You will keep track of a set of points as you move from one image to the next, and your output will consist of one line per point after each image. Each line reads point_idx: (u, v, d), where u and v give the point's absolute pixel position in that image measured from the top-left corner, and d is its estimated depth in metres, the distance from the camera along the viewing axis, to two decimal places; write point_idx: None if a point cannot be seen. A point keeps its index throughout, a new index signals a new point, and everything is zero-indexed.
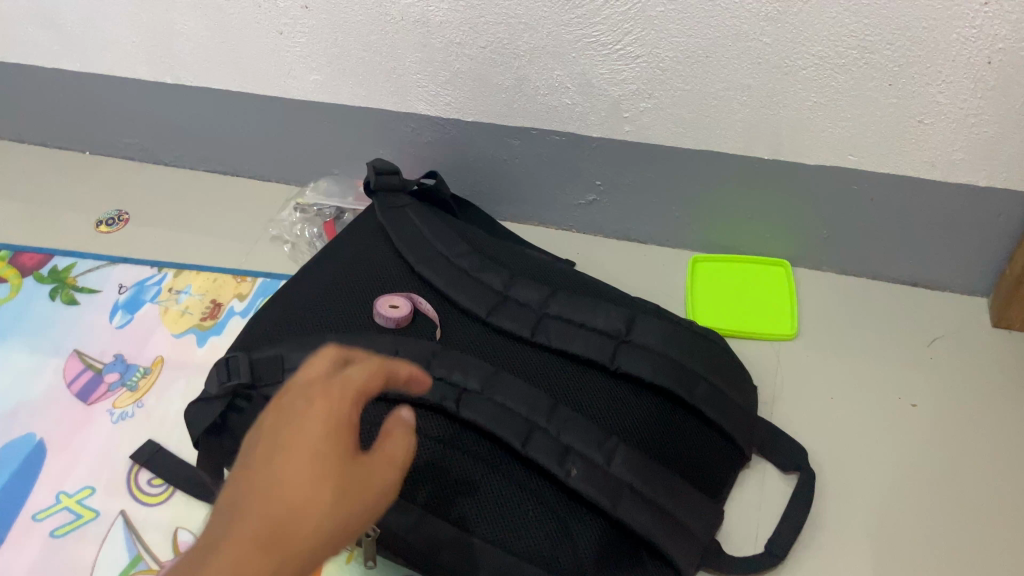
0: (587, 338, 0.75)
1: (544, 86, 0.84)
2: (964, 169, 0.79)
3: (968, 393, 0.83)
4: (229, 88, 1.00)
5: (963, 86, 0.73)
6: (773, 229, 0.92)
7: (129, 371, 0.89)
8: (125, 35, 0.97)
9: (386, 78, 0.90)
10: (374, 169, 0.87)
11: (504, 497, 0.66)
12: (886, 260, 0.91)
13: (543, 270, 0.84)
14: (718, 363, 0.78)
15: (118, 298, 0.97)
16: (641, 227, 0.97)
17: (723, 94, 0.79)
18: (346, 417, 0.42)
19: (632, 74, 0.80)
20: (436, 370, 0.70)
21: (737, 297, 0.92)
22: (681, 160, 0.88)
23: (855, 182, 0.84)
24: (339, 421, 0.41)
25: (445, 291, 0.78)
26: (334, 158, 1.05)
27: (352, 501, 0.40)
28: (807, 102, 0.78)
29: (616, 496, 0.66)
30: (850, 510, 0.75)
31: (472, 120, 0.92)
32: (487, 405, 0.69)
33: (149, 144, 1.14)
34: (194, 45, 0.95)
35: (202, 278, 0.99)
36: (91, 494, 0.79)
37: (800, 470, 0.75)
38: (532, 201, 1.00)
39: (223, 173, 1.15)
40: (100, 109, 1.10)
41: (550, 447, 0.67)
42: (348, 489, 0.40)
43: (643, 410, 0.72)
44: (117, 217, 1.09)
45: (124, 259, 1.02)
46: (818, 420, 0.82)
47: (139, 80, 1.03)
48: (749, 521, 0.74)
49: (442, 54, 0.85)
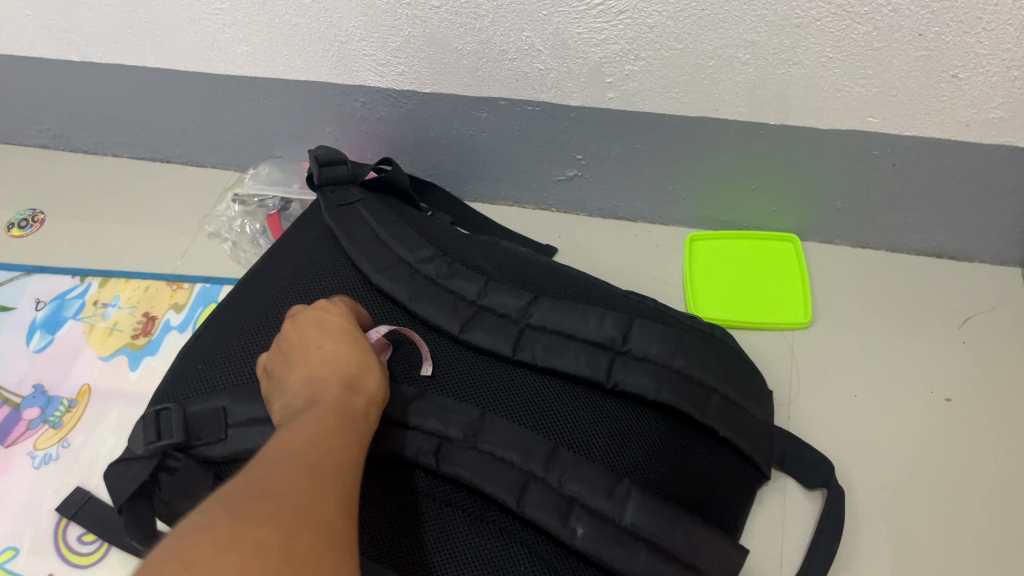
0: (577, 351, 0.65)
1: (512, 50, 0.72)
2: (1003, 128, 0.68)
3: (1011, 384, 0.73)
4: (147, 64, 0.86)
5: (1007, 34, 0.60)
6: (779, 202, 0.81)
7: (51, 405, 0.77)
8: (15, 8, 0.82)
9: (326, 47, 0.77)
10: (316, 161, 0.75)
11: (495, 565, 0.54)
12: (908, 229, 0.80)
13: (523, 269, 0.73)
14: (729, 369, 0.68)
15: (35, 317, 0.84)
16: (630, 204, 0.86)
17: (723, 52, 0.67)
18: (344, 387, 0.49)
19: (615, 33, 0.67)
20: (408, 418, 0.58)
21: (740, 281, 0.82)
22: (674, 130, 0.76)
23: (876, 146, 0.73)
24: (342, 389, 0.48)
25: (410, 306, 0.66)
26: (276, 139, 0.92)
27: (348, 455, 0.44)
28: (823, 58, 0.66)
29: (634, 556, 0.55)
30: (887, 530, 0.66)
31: (430, 91, 0.79)
32: (473, 454, 0.57)
33: (65, 130, 1.00)
34: (97, 16, 0.81)
35: (132, 287, 0.87)
36: (14, 556, 0.68)
37: (827, 487, 0.66)
38: (504, 178, 0.88)
39: (153, 159, 1.02)
40: (2, 93, 0.95)
41: (550, 502, 0.55)
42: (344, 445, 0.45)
43: (651, 436, 0.62)
44: (31, 216, 0.96)
45: (41, 268, 0.89)
46: (843, 421, 0.72)
47: (39, 58, 0.88)
48: (775, 548, 0.65)
49: (390, 17, 0.71)
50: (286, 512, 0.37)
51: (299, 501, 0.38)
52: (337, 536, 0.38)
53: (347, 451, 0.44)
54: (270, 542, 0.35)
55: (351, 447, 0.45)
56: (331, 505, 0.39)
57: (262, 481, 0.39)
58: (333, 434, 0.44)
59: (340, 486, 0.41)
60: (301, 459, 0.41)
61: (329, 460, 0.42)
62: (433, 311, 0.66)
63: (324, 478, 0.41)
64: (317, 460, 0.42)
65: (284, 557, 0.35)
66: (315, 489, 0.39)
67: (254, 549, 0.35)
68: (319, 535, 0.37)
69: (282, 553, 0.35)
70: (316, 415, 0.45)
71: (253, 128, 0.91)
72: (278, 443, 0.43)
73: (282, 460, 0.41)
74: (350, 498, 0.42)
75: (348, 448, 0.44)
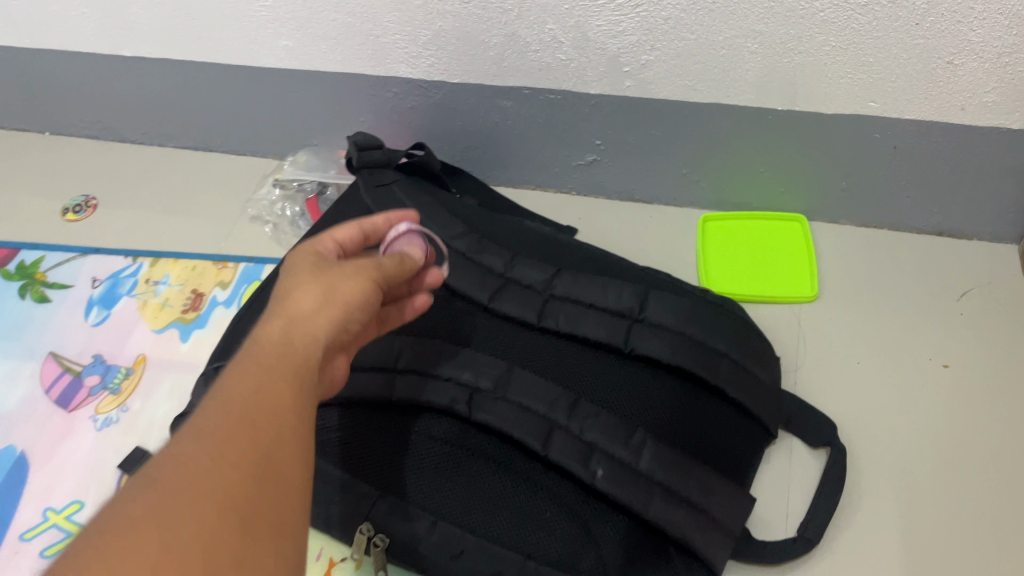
0: (597, 319, 0.70)
1: (536, 42, 0.77)
2: (996, 111, 0.72)
3: (1005, 351, 0.78)
4: (194, 59, 0.92)
5: (997, 23, 0.65)
6: (787, 183, 0.86)
7: (109, 373, 0.84)
8: (73, 7, 0.88)
9: (362, 41, 0.83)
10: (355, 144, 0.80)
11: (521, 502, 0.62)
12: (909, 209, 0.85)
13: (547, 245, 0.78)
14: (739, 337, 0.73)
15: (92, 293, 0.91)
16: (646, 186, 0.92)
17: (733, 42, 0.72)
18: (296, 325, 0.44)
19: (632, 25, 0.73)
20: (443, 371, 0.66)
21: (751, 258, 0.86)
22: (686, 116, 0.81)
23: (877, 130, 0.77)
24: (290, 326, 0.44)
25: (442, 278, 0.73)
26: (313, 128, 0.98)
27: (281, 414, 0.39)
28: (826, 47, 0.71)
29: (647, 496, 0.62)
30: (884, 486, 0.71)
31: (458, 81, 0.84)
32: (502, 404, 0.64)
33: (114, 122, 1.07)
34: (150, 14, 0.87)
35: (180, 267, 0.93)
36: (81, 508, 0.75)
37: (829, 446, 0.71)
38: (527, 163, 0.93)
39: (196, 149, 1.08)
40: (57, 87, 1.02)
41: (572, 447, 0.62)
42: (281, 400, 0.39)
43: (665, 396, 0.67)
44: (84, 202, 1.02)
45: (95, 249, 0.96)
46: (845, 386, 0.77)
47: (94, 54, 0.94)
48: (780, 502, 0.70)
49: (422, 12, 0.77)
50: (226, 479, 0.34)
51: (241, 462, 0.35)
52: (243, 537, 0.33)
53: (266, 429, 0.37)
54: (212, 514, 0.33)
55: (264, 432, 0.37)
56: (281, 447, 0.37)
57: (196, 447, 0.35)
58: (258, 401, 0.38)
59: (255, 466, 0.36)
60: (234, 414, 0.37)
61: (272, 402, 0.39)
62: (464, 283, 0.72)
63: (262, 423, 0.37)
64: (256, 410, 0.38)
65: (234, 522, 0.33)
66: (254, 442, 0.36)
67: (195, 526, 0.32)
68: (266, 487, 0.36)
69: (233, 518, 0.33)
70: (255, 356, 0.41)
71: (292, 117, 0.97)
72: (209, 395, 0.38)
73: (217, 416, 0.37)
74: (268, 486, 0.35)
75: (273, 417, 0.38)
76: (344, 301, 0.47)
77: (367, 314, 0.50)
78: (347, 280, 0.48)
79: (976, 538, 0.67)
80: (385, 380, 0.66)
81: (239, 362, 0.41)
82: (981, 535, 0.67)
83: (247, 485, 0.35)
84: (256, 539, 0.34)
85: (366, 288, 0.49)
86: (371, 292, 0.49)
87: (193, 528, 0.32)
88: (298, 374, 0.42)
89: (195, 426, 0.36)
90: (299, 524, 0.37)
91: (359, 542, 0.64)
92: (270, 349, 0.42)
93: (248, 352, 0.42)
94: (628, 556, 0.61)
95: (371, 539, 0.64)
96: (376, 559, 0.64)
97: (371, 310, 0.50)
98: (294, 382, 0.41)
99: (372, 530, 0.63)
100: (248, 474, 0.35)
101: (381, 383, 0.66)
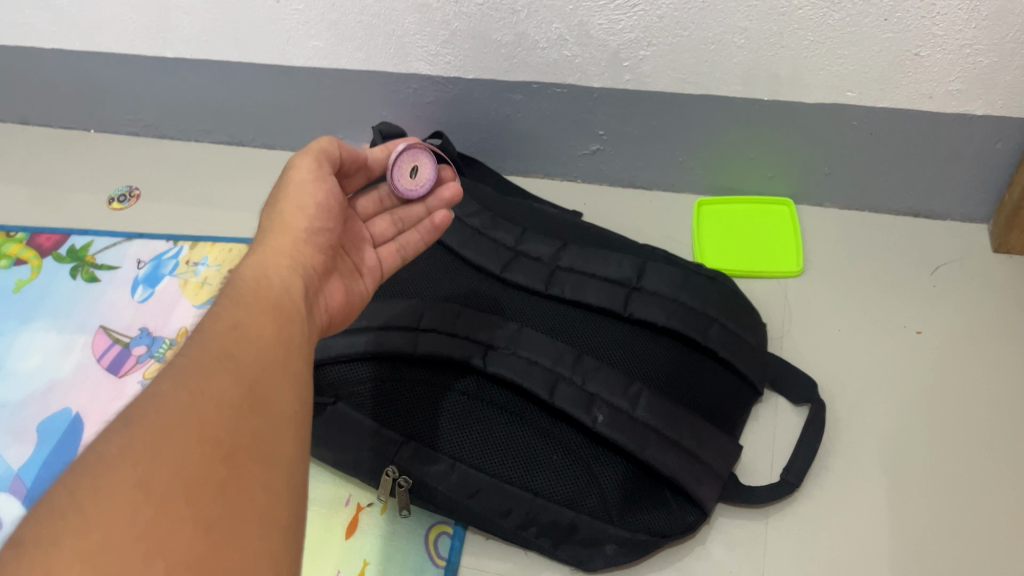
0: (599, 287, 0.78)
1: (544, 40, 0.85)
2: (962, 98, 0.80)
3: (972, 318, 0.86)
4: (230, 59, 1.00)
5: (957, 17, 0.72)
6: (774, 169, 0.94)
7: (155, 343, 0.92)
8: (121, 13, 0.97)
9: (385, 41, 0.91)
10: (379, 133, 0.90)
11: (529, 446, 0.70)
12: (886, 191, 0.93)
13: (554, 223, 0.87)
14: (729, 305, 0.80)
15: (137, 274, 0.99)
16: (646, 174, 1.00)
17: (722, 38, 0.80)
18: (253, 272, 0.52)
19: (631, 23, 0.80)
20: (460, 330, 0.74)
21: (741, 237, 0.94)
22: (681, 108, 0.89)
23: (856, 118, 0.85)
24: (250, 275, 0.52)
25: (459, 251, 0.82)
26: (338, 123, 1.06)
27: (245, 344, 0.45)
28: (806, 41, 0.78)
29: (644, 440, 0.69)
30: (860, 439, 0.79)
31: (473, 77, 0.92)
32: (513, 359, 0.72)
33: (154, 120, 1.15)
34: (192, 19, 0.95)
35: (218, 250, 1.02)
36: None
37: (811, 402, 0.78)
38: (536, 154, 1.02)
39: (229, 144, 1.17)
40: (103, 87, 1.10)
41: (576, 396, 0.70)
42: (243, 331, 0.45)
43: (660, 356, 0.75)
44: (128, 193, 1.11)
45: (139, 235, 1.04)
46: (825, 349, 0.85)
47: (138, 56, 1.03)
48: (765, 453, 0.78)
49: (440, 13, 0.85)
50: (206, 413, 0.39)
51: (222, 395, 0.41)
52: (216, 458, 0.38)
53: (237, 362, 0.43)
54: (196, 448, 0.37)
55: (230, 362, 0.43)
56: (264, 379, 0.43)
57: (177, 383, 0.40)
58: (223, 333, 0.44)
59: (231, 397, 0.41)
60: (216, 349, 0.43)
61: (250, 333, 0.46)
62: (479, 256, 0.81)
63: (243, 360, 0.43)
64: (236, 343, 0.44)
65: (216, 453, 0.38)
66: (235, 372, 0.42)
67: (179, 458, 0.37)
68: (251, 417, 0.41)
69: (215, 450, 0.38)
70: (235, 296, 0.49)
71: (319, 112, 1.05)
72: (193, 333, 0.45)
73: (198, 354, 0.43)
74: (242, 409, 0.41)
75: (242, 351, 0.44)
76: (297, 208, 0.58)
77: (329, 221, 0.59)
78: (289, 224, 0.57)
79: (942, 482, 0.75)
80: (409, 338, 0.74)
81: (220, 302, 0.48)
82: (946, 480, 0.75)
83: (223, 417, 0.40)
84: (239, 466, 0.39)
85: (317, 189, 0.59)
86: (320, 189, 0.60)
87: (177, 461, 0.36)
88: (274, 300, 0.50)
89: (176, 366, 0.41)
90: (283, 448, 0.42)
91: (385, 483, 0.71)
92: (248, 289, 0.50)
93: (230, 293, 0.49)
94: (626, 494, 0.68)
95: (395, 481, 0.71)
96: (401, 500, 0.71)
97: (334, 214, 0.60)
98: (273, 311, 0.49)
99: (397, 473, 0.71)
100: (220, 405, 0.40)
101: (404, 340, 0.73)
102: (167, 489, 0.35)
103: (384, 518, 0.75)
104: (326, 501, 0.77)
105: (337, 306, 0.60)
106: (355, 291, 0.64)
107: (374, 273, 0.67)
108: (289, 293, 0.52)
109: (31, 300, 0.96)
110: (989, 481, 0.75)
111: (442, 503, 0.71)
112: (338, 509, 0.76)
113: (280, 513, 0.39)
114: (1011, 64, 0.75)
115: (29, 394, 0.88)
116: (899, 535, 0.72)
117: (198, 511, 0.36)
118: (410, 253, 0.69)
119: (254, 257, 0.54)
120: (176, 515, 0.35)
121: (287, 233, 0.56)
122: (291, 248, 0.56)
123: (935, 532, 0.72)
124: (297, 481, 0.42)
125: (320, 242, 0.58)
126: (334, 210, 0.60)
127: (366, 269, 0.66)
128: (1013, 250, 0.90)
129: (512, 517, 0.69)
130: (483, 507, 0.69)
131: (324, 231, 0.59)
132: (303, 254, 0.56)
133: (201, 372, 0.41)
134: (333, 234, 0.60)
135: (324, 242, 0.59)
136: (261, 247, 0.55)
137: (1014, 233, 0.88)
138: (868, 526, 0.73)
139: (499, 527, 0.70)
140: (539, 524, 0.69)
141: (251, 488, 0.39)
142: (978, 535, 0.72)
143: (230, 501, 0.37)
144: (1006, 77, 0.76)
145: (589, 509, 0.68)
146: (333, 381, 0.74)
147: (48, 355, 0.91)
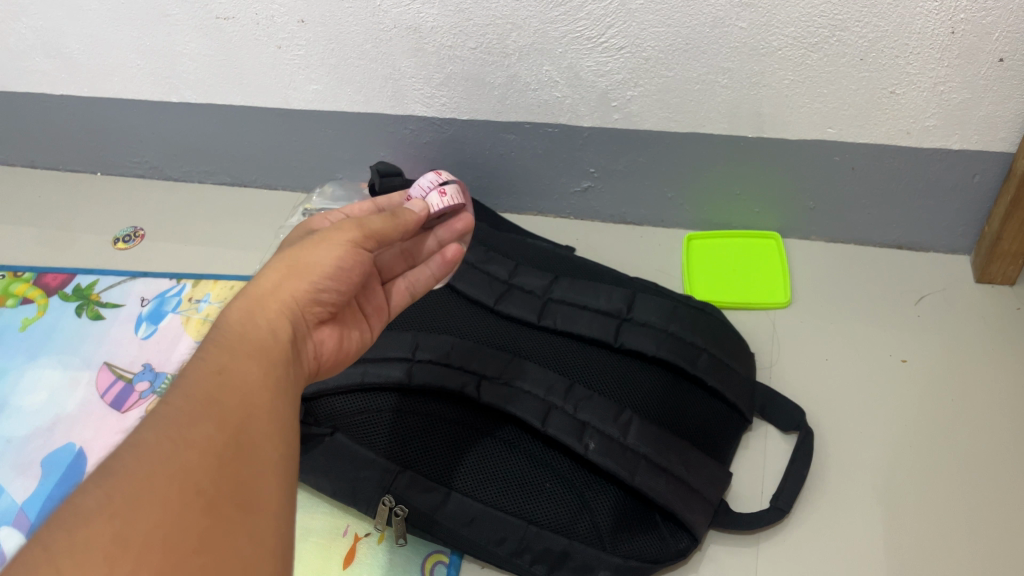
0: (590, 319, 0.81)
1: (534, 82, 0.88)
2: (938, 134, 0.83)
3: (958, 347, 0.88)
4: (233, 103, 1.03)
5: (930, 56, 0.75)
6: (761, 204, 0.97)
7: (158, 378, 0.94)
8: (128, 59, 1.00)
9: (384, 84, 0.94)
10: (377, 172, 0.93)
11: (523, 473, 0.72)
12: (870, 224, 0.96)
13: (546, 258, 0.90)
14: (716, 333, 0.82)
15: (141, 311, 1.02)
16: (637, 210, 1.03)
17: (706, 78, 0.83)
18: (245, 320, 0.51)
19: (617, 66, 0.83)
20: (455, 361, 0.76)
21: (729, 271, 0.98)
22: (669, 146, 0.92)
23: (837, 153, 0.88)
24: (243, 324, 0.50)
25: (454, 285, 0.85)
26: (338, 164, 1.10)
27: (225, 401, 0.44)
28: (786, 81, 0.81)
29: (634, 466, 0.70)
30: (850, 465, 0.80)
31: (468, 118, 0.95)
32: (508, 389, 0.74)
33: (158, 162, 1.19)
34: (197, 64, 0.98)
35: (220, 287, 1.05)
36: None
37: (799, 430, 0.80)
38: (530, 192, 1.05)
39: (231, 184, 1.20)
40: (110, 131, 1.14)
41: (568, 424, 0.72)
42: (223, 388, 0.44)
43: (649, 384, 0.77)
44: (133, 233, 1.14)
45: (143, 273, 1.07)
46: (814, 376, 0.87)
47: (144, 100, 1.06)
48: (756, 481, 0.79)
49: (435, 57, 0.88)
50: (187, 461, 0.39)
51: (204, 441, 0.41)
52: (197, 506, 0.38)
53: (220, 415, 0.43)
54: (176, 497, 0.38)
55: (210, 418, 0.42)
56: (249, 424, 0.44)
57: (158, 431, 0.40)
58: (205, 389, 0.44)
59: (211, 446, 0.41)
60: (199, 395, 0.43)
61: (234, 379, 0.45)
62: (473, 289, 0.84)
63: (227, 407, 0.43)
64: (220, 389, 0.44)
65: (195, 504, 0.38)
66: (219, 420, 0.42)
67: (160, 506, 0.37)
68: (234, 465, 0.41)
69: (195, 497, 0.38)
70: (219, 339, 0.48)
71: (319, 154, 1.09)
72: (176, 378, 0.45)
73: (182, 400, 0.43)
74: (222, 458, 0.41)
75: (223, 404, 0.43)
76: (313, 270, 0.55)
77: (344, 286, 0.57)
78: (300, 275, 0.55)
79: (931, 508, 0.76)
80: (404, 368, 0.75)
81: (205, 346, 0.48)
82: (935, 505, 0.76)
83: (203, 465, 0.40)
84: (221, 514, 0.39)
85: (343, 252, 0.56)
86: (347, 258, 0.56)
87: (157, 510, 0.37)
88: (261, 348, 0.49)
89: (157, 413, 0.42)
90: (268, 495, 0.42)
91: (381, 513, 0.72)
92: (234, 334, 0.49)
93: (214, 337, 0.49)
94: (617, 520, 0.70)
95: (391, 510, 0.72)
96: (396, 529, 0.72)
97: (351, 275, 0.57)
98: (259, 359, 0.48)
99: (393, 503, 0.72)
100: (199, 453, 0.40)
101: (400, 371, 0.75)
102: (146, 540, 0.36)
103: (383, 548, 0.76)
104: (325, 532, 0.78)
105: (330, 358, 0.59)
106: (354, 338, 0.63)
107: (380, 312, 0.67)
108: (276, 344, 0.50)
109: (37, 338, 0.99)
110: (977, 505, 0.76)
111: (437, 535, 0.72)
112: (335, 539, 0.77)
113: (263, 563, 0.40)
114: (983, 101, 0.78)
115: (34, 429, 0.89)
116: (889, 560, 0.73)
117: (177, 564, 0.36)
118: (419, 289, 0.70)
119: (244, 305, 0.52)
120: (155, 569, 0.35)
121: (293, 281, 0.54)
122: (294, 296, 0.54)
123: (925, 555, 0.73)
124: (281, 529, 0.42)
125: (325, 301, 0.56)
126: (353, 274, 0.57)
127: (371, 307, 0.66)
128: (994, 280, 0.92)
129: (506, 544, 0.70)
130: (478, 536, 0.70)
131: (334, 291, 0.56)
132: (298, 314, 0.54)
133: (179, 421, 0.41)
134: (345, 295, 0.58)
135: (331, 300, 0.56)
136: (260, 291, 0.53)
137: (996, 265, 0.90)
138: (859, 551, 0.74)
139: (494, 555, 0.71)
140: (533, 551, 0.69)
141: (233, 538, 0.39)
142: (967, 559, 0.72)
143: (209, 554, 0.37)
144: (979, 112, 0.79)
145: (581, 537, 0.69)
146: (331, 412, 0.76)
147: (53, 391, 0.93)
